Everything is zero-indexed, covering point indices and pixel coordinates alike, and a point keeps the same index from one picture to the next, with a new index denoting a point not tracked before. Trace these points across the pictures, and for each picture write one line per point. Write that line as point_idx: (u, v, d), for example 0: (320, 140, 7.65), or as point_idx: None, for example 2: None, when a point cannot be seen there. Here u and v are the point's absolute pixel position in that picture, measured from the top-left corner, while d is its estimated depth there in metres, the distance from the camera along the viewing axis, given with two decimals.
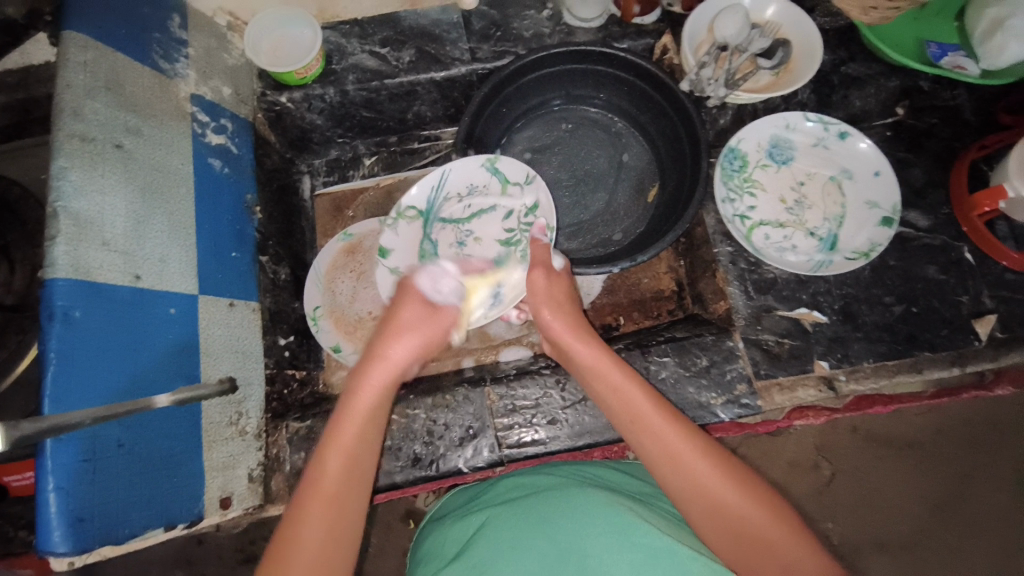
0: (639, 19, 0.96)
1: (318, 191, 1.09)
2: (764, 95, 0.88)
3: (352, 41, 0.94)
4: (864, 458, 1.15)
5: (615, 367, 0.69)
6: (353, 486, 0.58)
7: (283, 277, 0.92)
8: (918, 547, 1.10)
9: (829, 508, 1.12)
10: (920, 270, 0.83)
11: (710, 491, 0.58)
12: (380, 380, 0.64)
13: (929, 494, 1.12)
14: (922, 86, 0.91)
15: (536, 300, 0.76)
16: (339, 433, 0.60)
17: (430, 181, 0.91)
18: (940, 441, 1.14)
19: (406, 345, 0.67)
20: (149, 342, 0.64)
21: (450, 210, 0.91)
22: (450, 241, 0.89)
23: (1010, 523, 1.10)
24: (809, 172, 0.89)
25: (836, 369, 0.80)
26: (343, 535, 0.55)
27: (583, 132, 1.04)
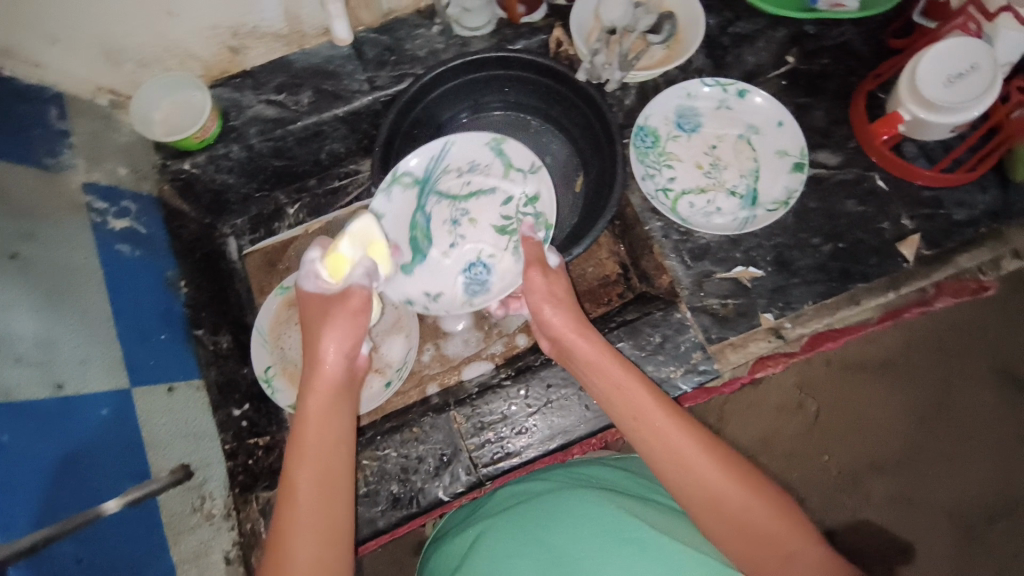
0: (527, 18, 0.97)
1: (246, 250, 1.03)
2: (660, 69, 0.92)
3: (246, 93, 0.93)
4: (844, 388, 1.18)
5: (613, 361, 0.69)
6: (330, 497, 0.60)
7: (225, 345, 0.89)
8: (911, 460, 1.14)
9: (820, 442, 1.16)
10: (839, 206, 0.86)
11: (707, 484, 0.59)
12: (326, 385, 0.66)
13: (913, 408, 1.16)
14: (808, 31, 0.94)
15: (539, 300, 0.74)
16: (303, 444, 0.62)
17: (432, 149, 0.88)
18: (913, 355, 1.18)
19: (332, 342, 0.66)
20: (87, 448, 0.62)
21: (449, 184, 0.89)
22: (445, 219, 0.89)
23: (993, 419, 1.15)
24: (718, 134, 0.91)
25: (781, 318, 0.82)
26: (330, 541, 0.58)
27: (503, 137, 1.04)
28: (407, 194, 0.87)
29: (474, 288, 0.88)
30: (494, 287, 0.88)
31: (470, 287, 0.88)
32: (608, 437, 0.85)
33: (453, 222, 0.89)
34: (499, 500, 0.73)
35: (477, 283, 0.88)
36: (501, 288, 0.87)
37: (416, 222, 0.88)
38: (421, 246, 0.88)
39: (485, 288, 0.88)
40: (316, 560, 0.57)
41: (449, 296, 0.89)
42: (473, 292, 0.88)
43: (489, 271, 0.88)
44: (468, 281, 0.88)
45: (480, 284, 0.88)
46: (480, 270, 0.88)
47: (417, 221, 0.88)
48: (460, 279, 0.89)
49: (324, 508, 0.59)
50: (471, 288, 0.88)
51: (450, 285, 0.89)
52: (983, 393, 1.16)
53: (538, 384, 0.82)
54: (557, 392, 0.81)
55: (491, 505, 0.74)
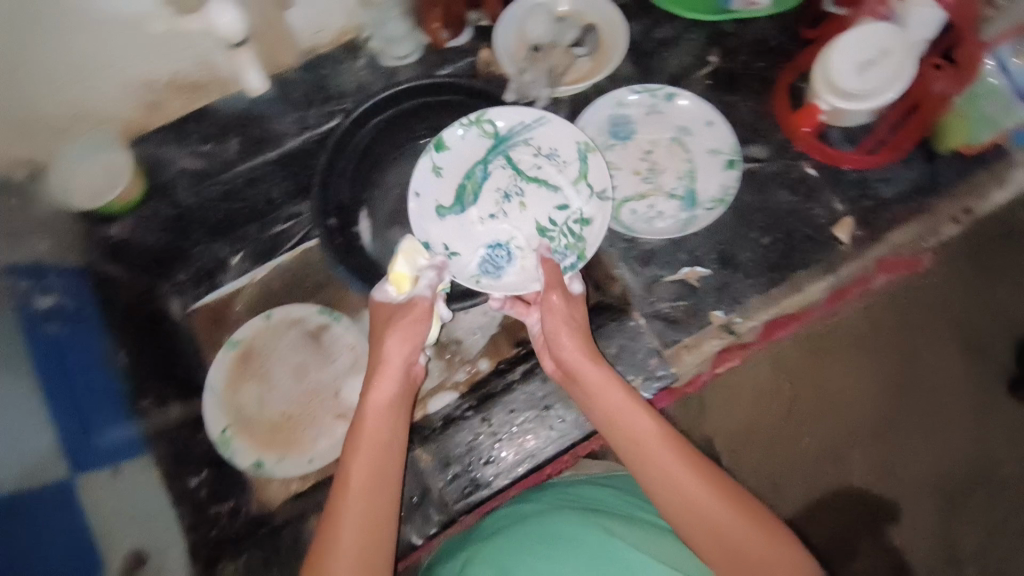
0: (452, 42, 0.95)
1: (190, 307, 1.00)
2: (586, 82, 0.92)
3: (169, 147, 0.88)
4: (818, 366, 1.11)
5: (618, 388, 0.70)
6: (376, 497, 0.63)
7: (175, 414, 0.87)
8: (891, 430, 1.09)
9: (800, 421, 1.10)
10: (773, 197, 0.87)
11: (699, 505, 0.60)
12: (387, 386, 0.70)
13: (891, 377, 1.10)
14: (725, 30, 0.95)
15: (555, 323, 0.75)
16: (362, 435, 0.67)
17: (524, 116, 0.88)
18: (884, 323, 1.12)
19: (394, 344, 0.72)
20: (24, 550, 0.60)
21: (521, 158, 0.89)
22: (500, 187, 0.90)
23: (966, 378, 1.10)
24: (652, 139, 0.92)
25: (730, 314, 0.84)
26: (375, 532, 0.62)
27: None
28: (480, 142, 0.89)
29: (487, 267, 0.87)
30: (505, 279, 0.86)
31: (485, 264, 0.88)
32: (578, 454, 0.84)
33: (505, 195, 0.90)
34: (495, 526, 0.73)
35: (492, 265, 0.88)
36: (511, 283, 0.86)
37: (473, 174, 0.89)
38: (464, 197, 0.89)
39: (495, 274, 0.87)
40: (358, 553, 0.60)
41: (464, 261, 0.88)
42: (484, 271, 0.87)
43: (508, 259, 0.88)
44: (488, 256, 0.88)
45: (493, 268, 0.87)
46: (501, 253, 0.88)
47: (474, 174, 0.90)
48: (480, 250, 0.88)
49: (370, 506, 0.63)
50: (484, 265, 0.88)
51: (469, 249, 0.88)
52: (954, 355, 1.11)
53: (501, 410, 0.81)
54: (520, 417, 0.81)
55: (478, 535, 0.73)
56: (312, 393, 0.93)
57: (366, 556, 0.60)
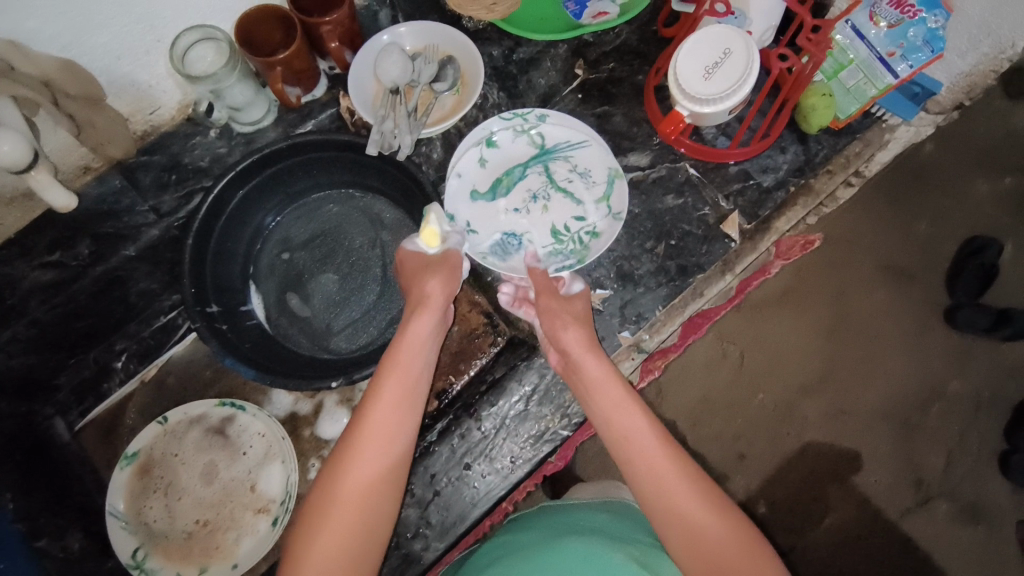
0: (308, 96, 0.93)
1: (77, 425, 0.93)
2: (448, 121, 0.89)
3: (15, 264, 0.80)
4: (755, 328, 1.11)
5: (617, 385, 0.68)
6: (403, 423, 0.63)
7: (77, 545, 0.79)
8: (832, 375, 1.09)
9: (750, 383, 1.09)
10: (660, 203, 0.86)
11: (688, 520, 0.57)
12: (428, 319, 0.72)
13: (822, 323, 1.10)
14: (586, 41, 0.94)
15: (552, 322, 0.73)
16: (400, 353, 0.68)
17: (572, 135, 0.87)
18: (805, 277, 1.11)
19: (438, 280, 0.74)
20: None
21: (556, 170, 0.86)
22: (531, 189, 0.86)
23: (893, 315, 1.10)
24: (535, 162, 0.87)
25: (638, 332, 0.82)
26: (397, 440, 0.62)
27: (343, 216, 0.98)
28: (524, 145, 0.87)
29: (496, 249, 0.84)
30: (512, 266, 0.83)
31: (497, 247, 0.85)
32: (513, 499, 0.87)
33: (532, 197, 0.86)
34: (489, 557, 0.74)
35: (503, 249, 0.85)
36: (513, 272, 0.83)
37: (511, 172, 0.87)
38: (497, 189, 0.86)
39: (502, 258, 0.84)
40: (377, 473, 0.59)
41: (479, 241, 0.85)
42: (496, 254, 0.84)
43: (518, 250, 0.84)
44: (501, 242, 0.85)
45: (502, 252, 0.84)
46: (512, 243, 0.85)
47: (512, 172, 0.87)
48: (496, 235, 0.85)
49: (397, 427, 0.62)
50: (496, 248, 0.85)
51: (486, 231, 0.85)
52: (879, 292, 1.10)
53: (423, 475, 0.78)
54: (441, 479, 0.78)
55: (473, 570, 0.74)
56: (225, 494, 0.86)
57: (385, 476, 0.60)
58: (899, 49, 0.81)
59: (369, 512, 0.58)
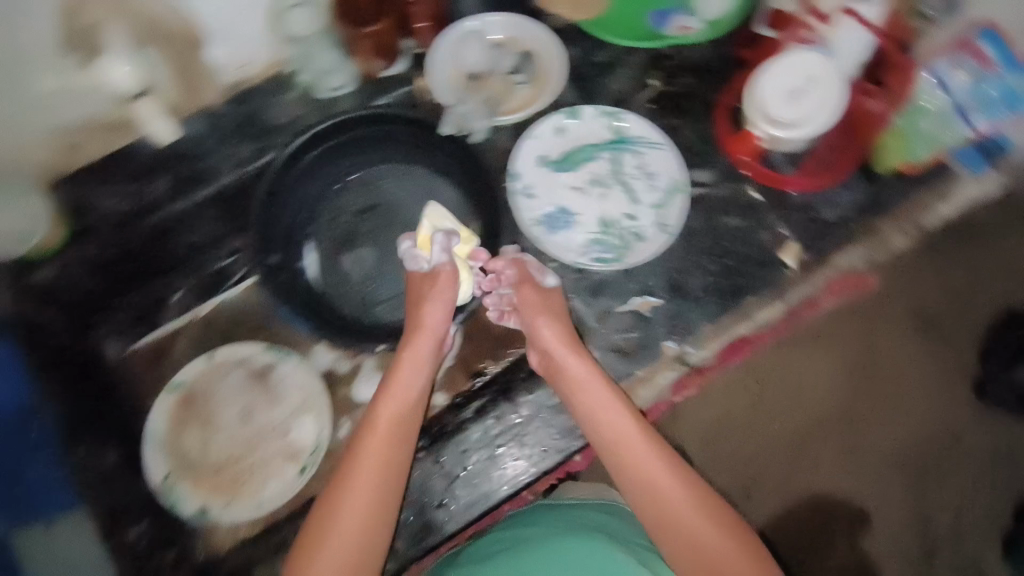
0: (386, 71, 0.93)
1: (129, 349, 0.91)
2: (524, 111, 0.91)
3: (94, 189, 0.88)
4: (784, 356, 1.02)
5: (600, 384, 0.73)
6: (394, 463, 0.67)
7: (113, 462, 0.83)
8: (852, 423, 1.01)
9: (770, 418, 1.01)
10: (720, 222, 0.87)
11: (686, 524, 0.60)
12: (425, 349, 0.76)
13: (850, 362, 1.02)
14: (665, 52, 0.93)
15: (534, 313, 0.78)
16: (394, 388, 0.73)
17: (651, 133, 0.89)
18: (842, 315, 1.02)
19: (436, 307, 0.78)
20: None
21: (626, 161, 0.88)
22: (595, 173, 0.89)
23: (926, 370, 1.02)
24: (606, 152, 0.89)
25: (683, 344, 0.84)
26: (388, 476, 0.66)
27: (399, 184, 0.94)
28: (601, 128, 0.90)
29: (547, 220, 0.87)
30: (557, 240, 0.86)
31: (548, 217, 0.87)
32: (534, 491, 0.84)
33: (593, 182, 0.89)
34: (485, 550, 0.72)
35: (552, 222, 0.87)
36: (557, 247, 0.86)
37: (583, 150, 0.89)
38: (565, 162, 0.89)
39: (550, 230, 0.86)
40: (369, 510, 0.64)
41: (534, 208, 0.88)
42: (545, 224, 0.87)
43: (566, 228, 0.87)
44: (554, 214, 0.87)
45: (552, 223, 0.87)
46: (563, 219, 0.87)
47: (584, 150, 0.89)
48: (550, 206, 0.88)
49: (387, 466, 0.67)
50: (547, 219, 0.87)
51: (542, 200, 0.88)
52: (913, 339, 1.02)
53: (453, 450, 0.80)
54: (471, 457, 0.80)
55: (467, 564, 0.71)
56: (258, 437, 0.89)
57: (375, 512, 0.64)
58: (976, 103, 0.81)
59: (363, 550, 0.62)
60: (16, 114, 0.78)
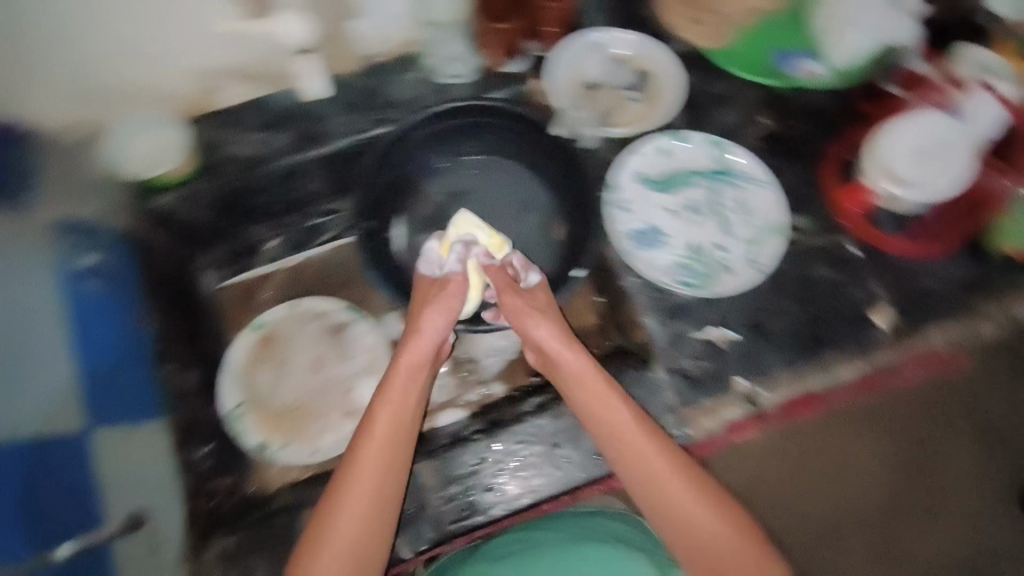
0: (508, 66, 0.93)
1: (219, 284, 0.99)
2: (637, 127, 0.91)
3: (228, 132, 0.88)
4: (840, 437, 1.03)
5: (593, 374, 0.75)
6: (391, 467, 0.69)
7: (193, 382, 0.86)
8: (893, 521, 1.03)
9: (812, 488, 1.02)
10: (812, 271, 0.86)
11: (691, 520, 0.67)
12: (422, 355, 0.78)
13: (904, 463, 1.03)
14: (782, 94, 0.91)
15: (524, 312, 0.80)
16: (388, 387, 0.74)
17: (757, 170, 0.89)
18: (905, 414, 1.04)
19: (438, 316, 0.80)
20: (46, 484, 0.65)
21: (726, 194, 0.89)
22: (692, 200, 0.89)
23: (972, 489, 1.04)
24: (707, 181, 0.90)
25: (756, 385, 0.82)
26: (388, 479, 0.68)
27: (491, 180, 0.99)
28: (705, 156, 0.90)
29: (638, 236, 0.87)
30: (646, 258, 0.86)
31: (639, 234, 0.87)
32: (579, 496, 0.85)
33: (689, 208, 0.89)
34: (502, 548, 0.80)
35: (643, 239, 0.87)
36: (645, 264, 0.86)
37: (684, 174, 0.90)
38: (664, 183, 0.90)
39: (640, 247, 0.87)
40: (369, 510, 0.67)
41: (627, 222, 0.88)
42: (636, 240, 0.87)
43: (656, 247, 0.87)
44: (646, 233, 0.87)
45: (642, 240, 0.87)
46: (654, 238, 0.87)
47: (685, 175, 0.90)
48: (643, 223, 0.88)
49: (384, 471, 0.68)
50: (638, 236, 0.87)
51: (636, 216, 0.88)
52: (967, 455, 1.04)
53: (510, 439, 0.81)
54: (528, 449, 0.81)
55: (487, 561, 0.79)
56: (324, 387, 0.94)
57: (375, 511, 0.67)
58: None
59: (365, 548, 0.65)
60: (179, 50, 0.82)
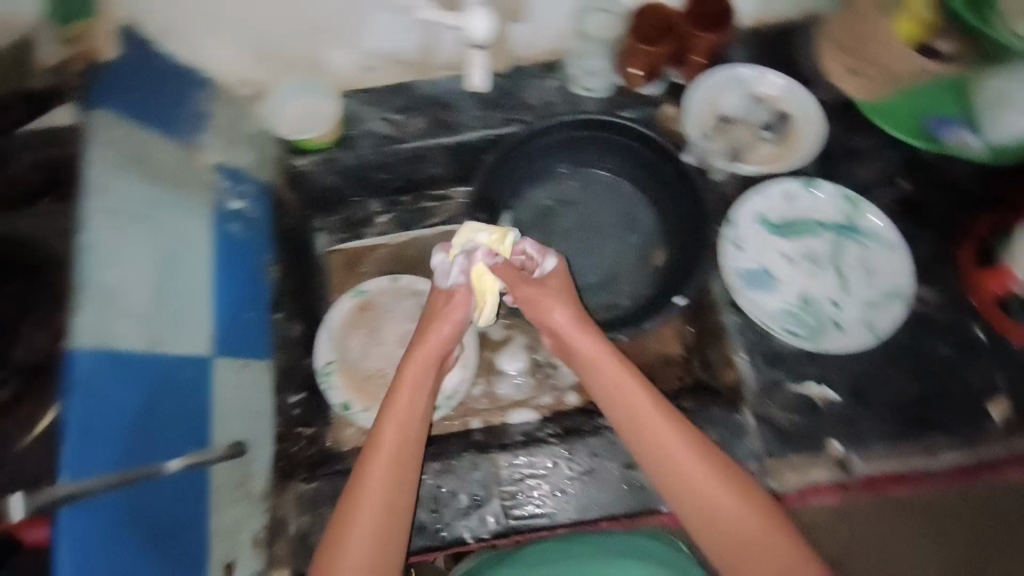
0: (644, 91, 0.95)
1: (330, 247, 1.05)
2: (771, 166, 0.89)
3: (367, 108, 0.94)
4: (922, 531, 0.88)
5: (611, 362, 0.73)
6: (402, 478, 0.66)
7: (294, 333, 0.91)
8: None
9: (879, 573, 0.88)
10: (928, 346, 0.82)
11: (724, 512, 0.62)
12: (429, 368, 0.74)
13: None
14: (926, 161, 0.89)
15: (541, 296, 0.77)
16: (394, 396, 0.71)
17: (888, 233, 0.86)
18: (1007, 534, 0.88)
19: (445, 330, 0.76)
20: (169, 403, 0.65)
21: (848, 251, 0.87)
22: (811, 250, 0.88)
23: None
24: (830, 234, 0.88)
25: (849, 451, 0.79)
26: (392, 491, 0.65)
27: (602, 197, 1.00)
28: (834, 209, 0.88)
29: (749, 277, 0.86)
30: (754, 299, 0.85)
31: (751, 274, 0.86)
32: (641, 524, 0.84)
33: (805, 258, 0.88)
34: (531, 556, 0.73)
35: (754, 280, 0.86)
36: (754, 305, 0.84)
37: (808, 223, 0.88)
38: (785, 229, 0.88)
39: (751, 287, 0.86)
40: (381, 521, 0.63)
41: (741, 260, 0.87)
42: (747, 281, 0.86)
43: (766, 290, 0.86)
44: (758, 274, 0.86)
45: (754, 280, 0.86)
46: (765, 280, 0.86)
47: (808, 224, 0.88)
48: (756, 265, 0.87)
49: (395, 476, 0.65)
50: (749, 276, 0.86)
51: (750, 255, 0.87)
52: None
53: (584, 450, 0.82)
54: (600, 463, 0.81)
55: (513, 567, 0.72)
56: None
57: (387, 522, 0.63)
58: None
59: (381, 554, 0.62)
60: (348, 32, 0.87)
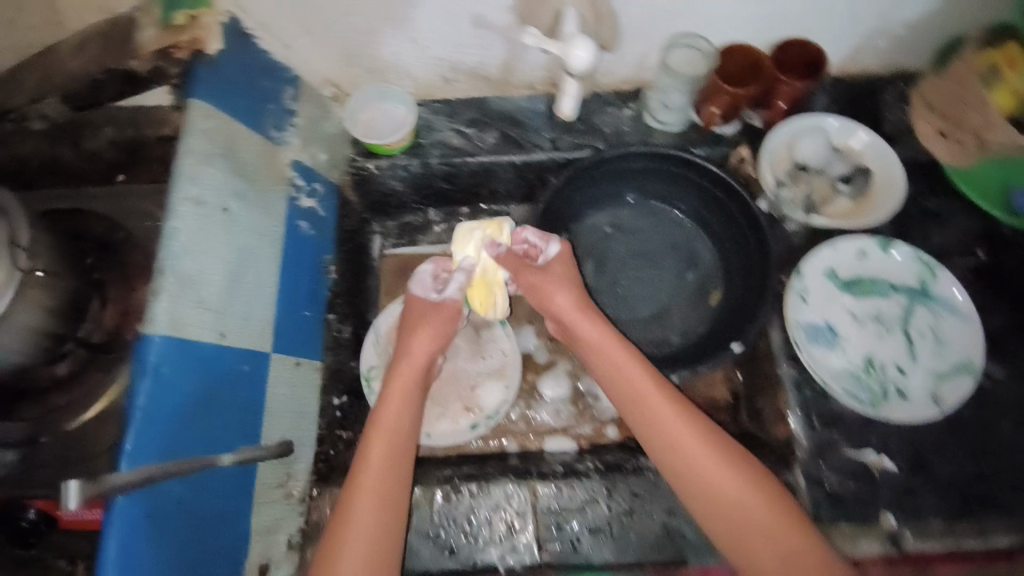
0: (719, 128, 0.94)
1: (386, 250, 1.05)
2: (849, 220, 0.87)
3: (441, 119, 0.95)
4: None
5: (616, 346, 0.75)
6: (398, 461, 0.71)
7: (346, 335, 0.91)
8: None
9: None
10: (995, 424, 0.79)
11: (738, 504, 0.66)
12: (412, 374, 0.78)
13: None
14: (1004, 232, 0.87)
15: (548, 282, 0.78)
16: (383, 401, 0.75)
17: (963, 304, 0.83)
18: None
19: (426, 340, 0.80)
20: (230, 394, 0.66)
21: (918, 317, 0.84)
22: (879, 311, 0.86)
23: None
24: (900, 298, 0.86)
25: (903, 525, 0.75)
26: (390, 488, 0.69)
27: (663, 232, 1.00)
28: (909, 273, 0.86)
29: (813, 331, 0.84)
30: (817, 355, 0.82)
31: (816, 329, 0.84)
32: None
33: (872, 318, 0.85)
34: None
35: (819, 336, 0.84)
36: (817, 362, 0.82)
37: (878, 283, 0.86)
38: (854, 286, 0.86)
39: (815, 342, 0.83)
40: (382, 510, 0.67)
41: (806, 312, 0.85)
42: (811, 336, 0.83)
43: (829, 347, 0.83)
44: (822, 330, 0.84)
45: (818, 336, 0.84)
46: (828, 337, 0.84)
47: (879, 284, 0.86)
48: (821, 320, 0.85)
49: (391, 464, 0.70)
50: (814, 331, 0.84)
51: (816, 309, 0.85)
52: None
53: (625, 489, 0.81)
54: (641, 504, 0.80)
55: None
56: None
57: (387, 506, 0.68)
58: None
59: (385, 537, 0.66)
60: (434, 45, 0.87)
